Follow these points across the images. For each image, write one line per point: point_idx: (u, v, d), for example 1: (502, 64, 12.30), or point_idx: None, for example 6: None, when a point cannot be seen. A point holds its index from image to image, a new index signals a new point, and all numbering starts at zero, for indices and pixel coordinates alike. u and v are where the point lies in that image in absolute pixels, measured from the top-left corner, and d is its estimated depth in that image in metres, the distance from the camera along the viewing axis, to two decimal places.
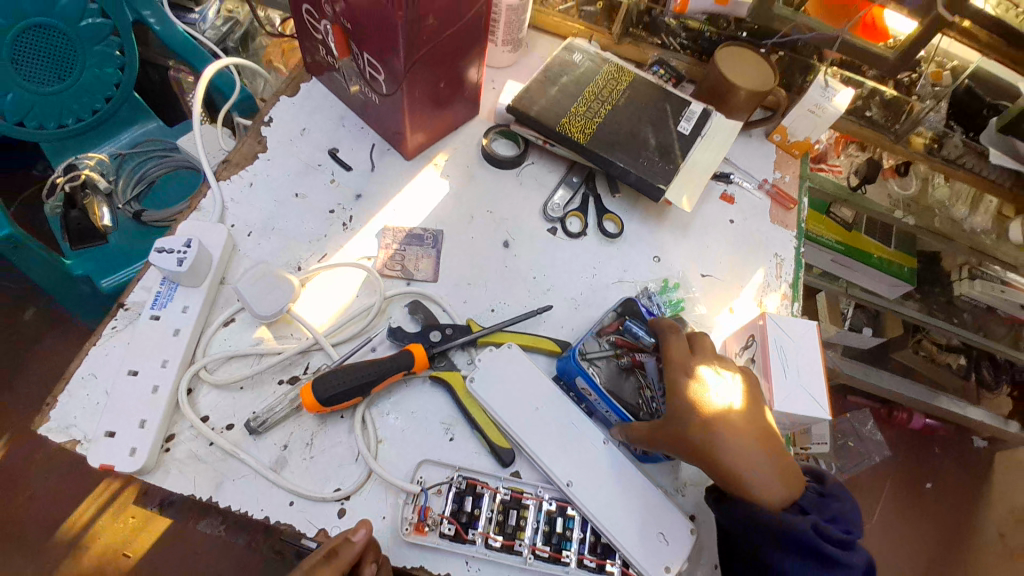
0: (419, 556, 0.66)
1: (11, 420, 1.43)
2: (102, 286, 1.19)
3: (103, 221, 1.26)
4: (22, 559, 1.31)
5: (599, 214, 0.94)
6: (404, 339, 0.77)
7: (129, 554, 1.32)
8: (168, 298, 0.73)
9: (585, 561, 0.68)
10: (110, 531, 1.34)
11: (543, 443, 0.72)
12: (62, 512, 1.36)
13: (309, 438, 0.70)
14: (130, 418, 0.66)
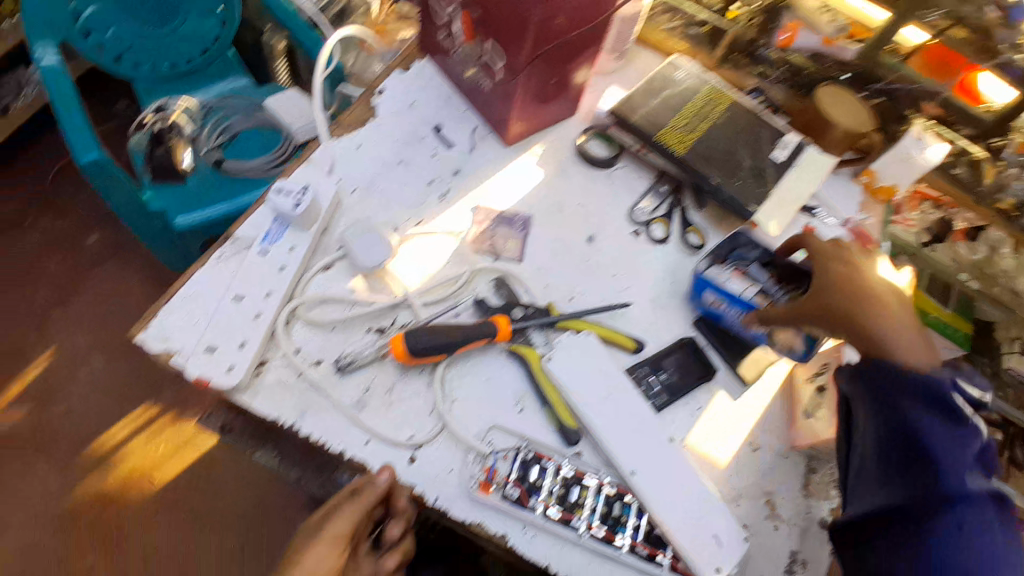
0: (480, 514, 0.70)
1: (65, 335, 1.50)
2: (176, 223, 1.22)
3: (184, 163, 1.30)
4: (52, 469, 1.36)
5: (683, 225, 0.95)
6: (488, 310, 0.81)
7: (152, 481, 1.36)
8: (279, 235, 0.79)
9: (637, 548, 0.70)
10: (140, 456, 1.38)
11: (610, 429, 0.75)
12: (95, 430, 1.40)
13: (390, 386, 0.74)
14: (232, 336, 0.71)
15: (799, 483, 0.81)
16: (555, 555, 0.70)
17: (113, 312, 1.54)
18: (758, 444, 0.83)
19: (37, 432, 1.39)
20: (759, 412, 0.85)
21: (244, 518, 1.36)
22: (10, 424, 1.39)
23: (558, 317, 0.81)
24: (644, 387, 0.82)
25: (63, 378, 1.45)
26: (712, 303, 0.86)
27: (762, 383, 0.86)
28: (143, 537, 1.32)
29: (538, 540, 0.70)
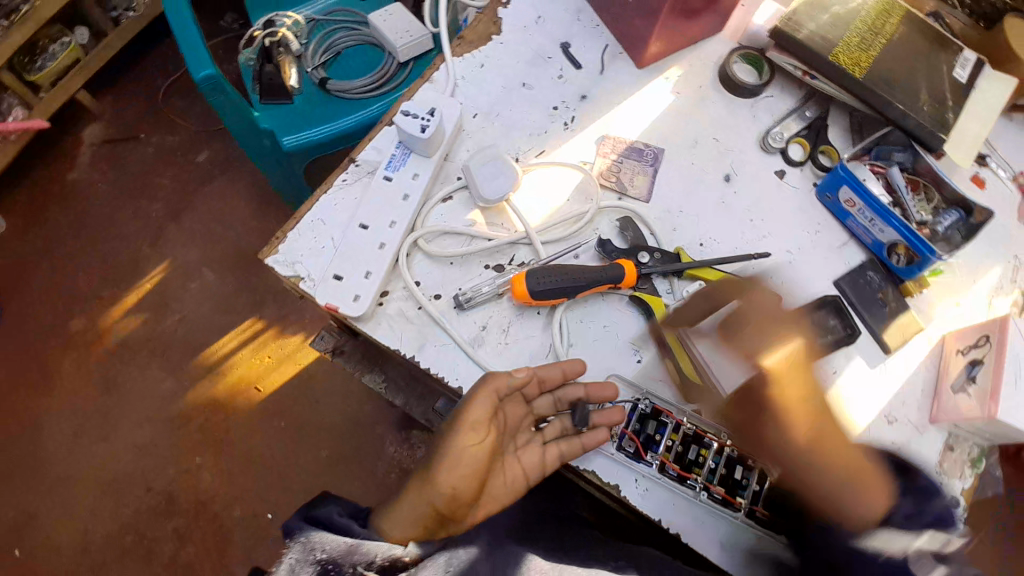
0: (594, 462, 0.69)
1: (179, 249, 1.58)
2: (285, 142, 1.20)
3: (292, 81, 1.30)
4: (170, 371, 1.47)
5: (815, 146, 0.86)
6: (612, 253, 0.76)
7: (258, 389, 1.46)
8: (401, 164, 0.76)
9: (756, 512, 0.68)
10: (247, 365, 1.48)
11: (737, 388, 0.70)
12: (208, 338, 1.50)
13: (508, 325, 0.72)
14: (357, 267, 0.71)
15: (933, 459, 0.73)
16: (669, 511, 0.68)
17: (220, 229, 1.61)
18: (895, 417, 0.75)
19: (157, 337, 1.50)
20: (899, 382, 0.76)
21: (333, 428, 1.44)
22: (133, 327, 1.51)
23: (690, 266, 0.75)
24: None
25: (176, 289, 1.55)
26: (844, 202, 0.80)
27: (906, 350, 0.78)
28: (245, 441, 1.42)
29: (652, 494, 0.68)
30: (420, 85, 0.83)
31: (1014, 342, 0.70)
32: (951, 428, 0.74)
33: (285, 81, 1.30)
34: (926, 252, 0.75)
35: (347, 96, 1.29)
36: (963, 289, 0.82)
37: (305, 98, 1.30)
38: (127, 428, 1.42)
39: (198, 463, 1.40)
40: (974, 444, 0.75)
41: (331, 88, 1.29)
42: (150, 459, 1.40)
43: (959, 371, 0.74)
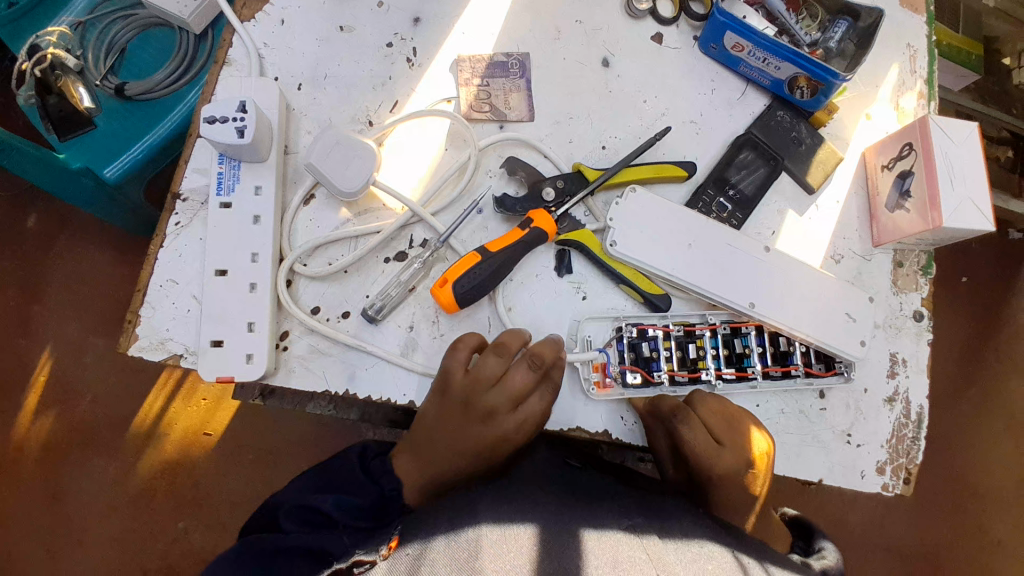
0: (597, 412, 0.64)
1: (34, 330, 1.21)
2: (105, 176, 0.93)
3: (85, 103, 0.96)
4: (104, 457, 1.16)
5: None
6: (513, 207, 0.65)
7: (210, 433, 1.18)
8: (234, 180, 0.62)
9: (770, 372, 0.66)
10: (186, 418, 1.19)
11: (702, 277, 0.65)
12: (129, 408, 1.18)
13: (434, 316, 0.63)
14: (236, 320, 0.59)
15: (887, 281, 0.75)
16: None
17: (76, 278, 1.24)
18: (841, 254, 0.75)
19: (66, 435, 1.17)
20: (837, 217, 0.76)
21: (304, 442, 1.19)
22: (53, 428, 1.17)
23: (599, 180, 0.67)
24: (715, 213, 0.71)
25: (62, 367, 1.20)
26: (732, 48, 0.74)
27: (831, 184, 0.77)
28: (221, 492, 1.16)
29: None
30: (217, 73, 0.66)
31: (936, 144, 0.70)
32: (895, 246, 0.76)
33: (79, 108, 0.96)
34: (829, 77, 0.69)
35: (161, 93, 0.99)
36: (870, 101, 0.82)
37: (112, 118, 0.98)
38: (94, 527, 1.14)
39: (185, 529, 1.14)
40: (919, 251, 0.77)
41: (135, 96, 0.99)
42: (128, 561, 1.13)
43: (890, 189, 0.74)
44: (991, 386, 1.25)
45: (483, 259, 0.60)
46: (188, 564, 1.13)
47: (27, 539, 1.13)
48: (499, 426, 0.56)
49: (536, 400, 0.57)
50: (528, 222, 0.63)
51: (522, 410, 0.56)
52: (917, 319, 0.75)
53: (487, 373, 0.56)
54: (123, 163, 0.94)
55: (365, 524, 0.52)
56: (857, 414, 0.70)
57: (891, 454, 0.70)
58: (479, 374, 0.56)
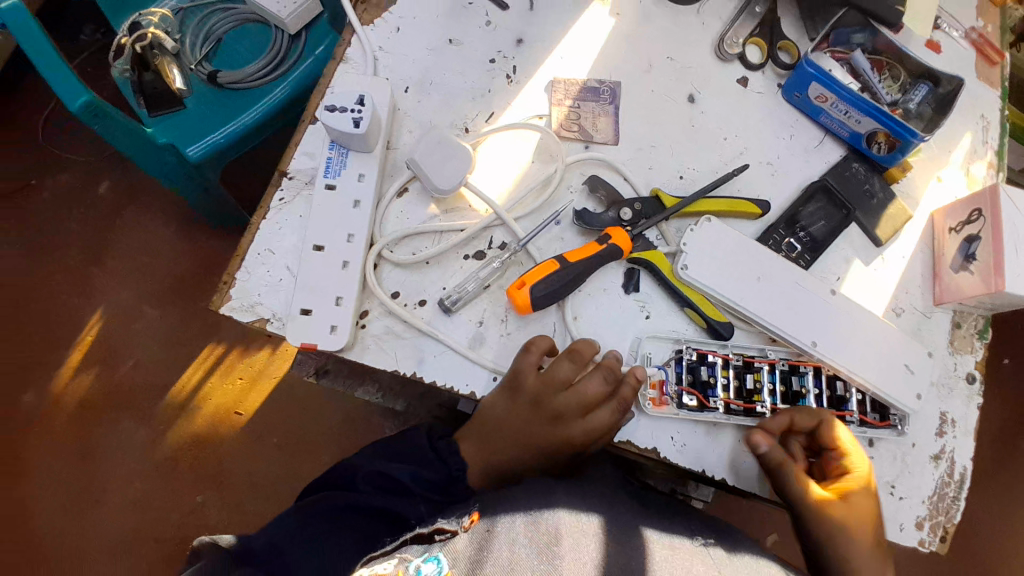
0: (650, 428, 0.66)
1: (101, 288, 1.28)
2: (189, 154, 1.00)
3: (177, 84, 1.03)
4: (137, 421, 1.21)
5: (771, 44, 0.80)
6: (592, 221, 0.69)
7: (242, 412, 1.22)
8: (340, 166, 0.67)
9: None
10: (220, 394, 1.23)
11: (766, 312, 0.68)
12: (170, 376, 1.23)
13: (504, 315, 0.67)
14: (325, 293, 0.63)
15: (944, 340, 0.76)
16: (735, 447, 0.67)
17: (145, 245, 1.31)
18: (902, 308, 0.76)
19: (108, 394, 1.22)
20: (900, 272, 0.77)
21: (338, 430, 1.22)
22: (95, 385, 1.22)
23: (675, 207, 0.70)
24: (783, 252, 0.74)
25: (116, 329, 1.26)
26: (816, 98, 0.77)
27: (897, 240, 0.78)
28: (243, 473, 1.19)
29: (715, 437, 0.67)
30: (334, 68, 0.72)
31: (1006, 212, 0.71)
32: (955, 307, 0.76)
33: (171, 87, 1.02)
34: (907, 135, 0.72)
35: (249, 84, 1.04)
36: (941, 164, 0.83)
37: (201, 101, 1.04)
38: (118, 489, 1.17)
39: (202, 502, 1.17)
40: (977, 315, 0.78)
41: (224, 84, 1.04)
42: (145, 527, 1.15)
43: (955, 251, 0.75)
44: (1022, 469, 1.22)
45: (561, 267, 0.64)
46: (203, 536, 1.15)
47: (55, 491, 1.16)
48: (564, 428, 0.62)
49: (601, 411, 0.62)
50: (606, 238, 0.67)
51: (588, 418, 0.62)
52: (968, 381, 0.75)
53: (559, 377, 0.62)
54: (208, 143, 1.00)
55: (437, 496, 0.61)
56: (902, 467, 0.71)
57: (932, 510, 0.70)
58: (552, 377, 0.62)
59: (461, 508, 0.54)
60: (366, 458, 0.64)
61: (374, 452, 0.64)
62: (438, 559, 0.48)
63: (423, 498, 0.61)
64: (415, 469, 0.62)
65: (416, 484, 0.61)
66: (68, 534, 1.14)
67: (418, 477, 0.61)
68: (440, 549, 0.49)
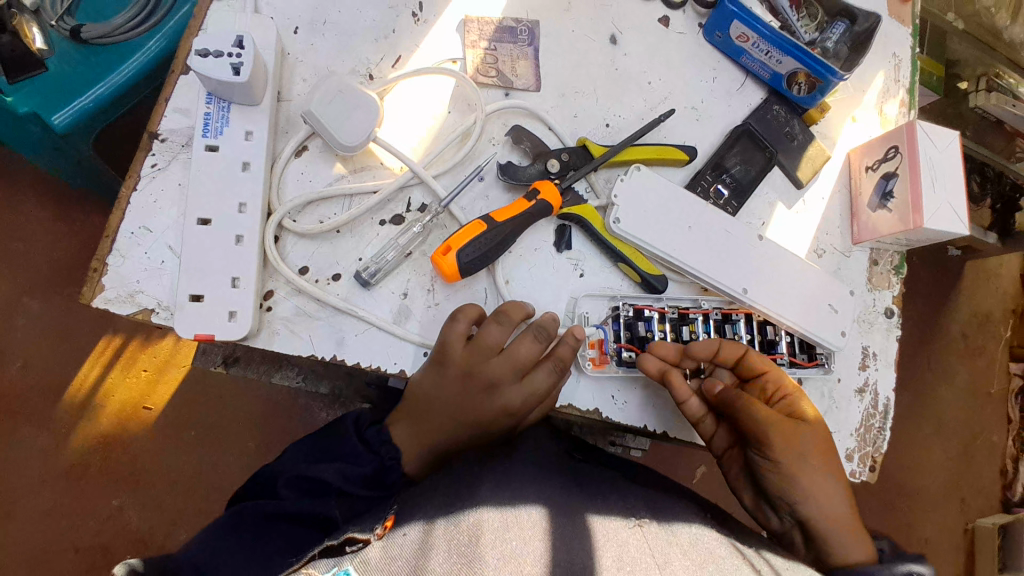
0: (589, 390, 0.63)
1: None
2: (56, 123, 0.77)
3: (37, 44, 0.75)
4: (28, 426, 1.04)
5: None
6: (517, 176, 0.63)
7: (150, 407, 1.07)
8: (223, 123, 0.57)
9: None
10: (124, 389, 1.07)
11: (697, 259, 0.65)
12: (62, 375, 1.06)
13: (431, 284, 0.61)
14: (219, 274, 0.54)
15: (863, 277, 0.77)
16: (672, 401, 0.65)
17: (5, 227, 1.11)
18: (823, 249, 0.77)
19: None
20: (821, 213, 0.77)
21: (260, 417, 1.10)
22: None
23: (605, 156, 0.66)
24: (711, 199, 0.72)
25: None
26: (737, 38, 0.73)
27: (818, 180, 0.78)
28: (161, 471, 1.06)
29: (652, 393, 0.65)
30: (205, 7, 0.61)
31: (921, 148, 0.71)
32: (873, 244, 0.77)
33: (29, 50, 0.75)
34: (827, 74, 0.70)
35: (121, 37, 0.79)
36: (857, 104, 0.82)
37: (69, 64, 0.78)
38: (23, 500, 1.02)
39: (120, 506, 1.04)
40: (893, 251, 0.78)
41: (91, 40, 0.78)
42: (56, 542, 1.01)
43: (874, 189, 0.75)
44: (927, 394, 1.31)
45: (490, 227, 0.59)
46: (123, 545, 1.02)
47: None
48: (503, 396, 0.57)
49: (541, 372, 0.58)
50: (535, 193, 0.62)
51: (528, 383, 0.58)
52: (887, 315, 0.77)
53: (491, 343, 0.57)
54: (78, 110, 0.78)
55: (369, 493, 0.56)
56: (830, 402, 0.72)
57: (860, 442, 0.72)
58: (482, 343, 0.57)
59: (375, 509, 0.53)
60: (293, 460, 0.58)
61: (299, 452, 0.59)
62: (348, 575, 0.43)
63: (350, 496, 0.55)
64: (343, 465, 0.56)
65: (347, 483, 0.55)
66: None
67: (347, 474, 0.55)
68: (351, 561, 0.45)
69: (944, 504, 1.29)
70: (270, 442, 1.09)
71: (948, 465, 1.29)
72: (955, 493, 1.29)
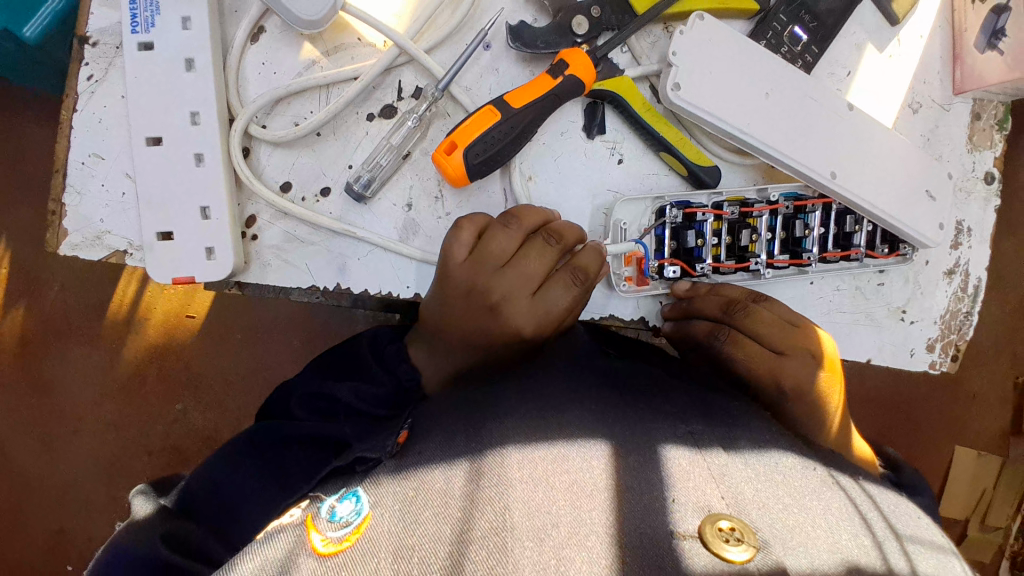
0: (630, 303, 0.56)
1: None
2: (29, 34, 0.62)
3: None
4: (69, 352, 0.89)
5: None
6: (532, 42, 0.50)
7: (194, 316, 0.89)
8: (152, 11, 0.45)
9: (829, 257, 0.57)
10: (167, 299, 0.89)
11: (773, 134, 0.52)
12: (96, 285, 0.89)
13: (437, 190, 0.51)
14: (182, 202, 0.46)
15: (963, 136, 0.63)
16: None
17: None
18: (920, 102, 0.62)
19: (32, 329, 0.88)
20: (918, 54, 0.62)
21: (295, 324, 0.89)
22: (20, 324, 0.88)
23: (649, 14, 0.50)
24: (785, 45, 0.56)
25: (12, 243, 0.88)
26: None
27: (917, 11, 0.61)
28: (215, 371, 0.89)
29: None
30: None
31: None
32: (977, 94, 0.62)
33: None
34: None
35: None
36: None
37: None
38: (83, 420, 0.89)
39: (185, 410, 0.89)
40: (999, 101, 0.63)
41: None
42: (128, 447, 0.89)
43: (982, 25, 0.59)
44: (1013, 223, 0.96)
45: (505, 116, 0.46)
46: (195, 446, 0.89)
47: (12, 429, 0.88)
48: (510, 315, 0.47)
49: (558, 287, 0.48)
50: (561, 67, 0.48)
51: (540, 301, 0.48)
52: (987, 182, 0.63)
53: (499, 249, 0.48)
54: (53, 17, 0.64)
55: (382, 412, 0.46)
56: (913, 289, 0.62)
57: (943, 330, 0.62)
58: (489, 249, 0.47)
59: (386, 424, 0.44)
60: (306, 378, 0.50)
61: (317, 368, 0.50)
62: (359, 496, 0.36)
63: (366, 417, 0.46)
64: (356, 384, 0.46)
65: (361, 403, 0.46)
66: (33, 475, 0.88)
67: (361, 393, 0.46)
68: (360, 483, 0.38)
69: (1002, 363, 0.99)
70: (315, 354, 0.89)
71: (1006, 319, 0.97)
72: (1016, 345, 0.98)
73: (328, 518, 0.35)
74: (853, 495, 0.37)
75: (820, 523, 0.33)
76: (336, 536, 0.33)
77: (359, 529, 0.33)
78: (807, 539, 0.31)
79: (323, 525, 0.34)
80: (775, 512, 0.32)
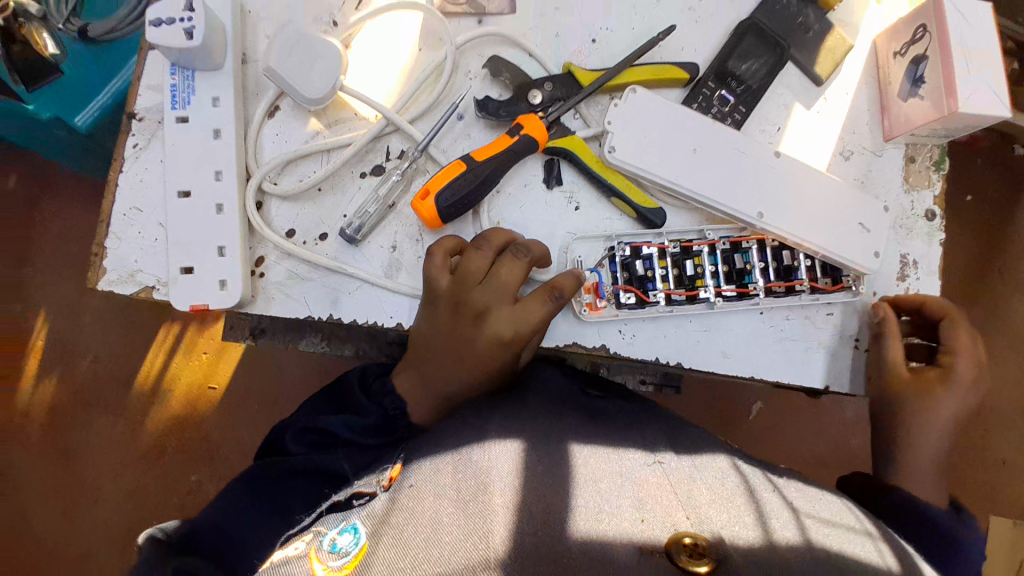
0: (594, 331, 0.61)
1: None
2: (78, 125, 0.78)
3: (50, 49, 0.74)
4: (96, 419, 0.96)
5: None
6: (497, 111, 0.60)
7: (215, 386, 0.97)
8: (188, 92, 0.57)
9: (773, 288, 0.62)
10: (190, 371, 0.98)
11: (707, 184, 0.61)
12: (123, 345, 0.98)
13: (418, 234, 0.60)
14: (204, 245, 0.55)
15: (898, 177, 0.70)
16: (687, 331, 0.61)
17: None
18: (851, 150, 0.70)
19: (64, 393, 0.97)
20: (845, 109, 0.70)
21: (307, 381, 0.97)
22: (54, 396, 0.97)
23: (593, 85, 0.61)
24: (715, 106, 0.65)
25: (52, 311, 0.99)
26: None
27: (842, 72, 0.71)
28: (230, 442, 0.96)
29: (662, 326, 0.61)
30: None
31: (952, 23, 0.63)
32: (908, 139, 0.69)
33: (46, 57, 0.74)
34: None
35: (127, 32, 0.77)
36: None
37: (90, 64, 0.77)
38: (104, 486, 0.95)
39: (199, 480, 0.95)
40: (932, 145, 0.70)
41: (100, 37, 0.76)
42: (144, 515, 0.94)
43: (903, 77, 0.67)
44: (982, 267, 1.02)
45: (470, 167, 0.56)
46: None
47: (38, 494, 0.94)
48: (493, 323, 0.53)
49: (536, 304, 0.54)
50: (518, 129, 0.58)
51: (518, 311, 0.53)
52: (929, 218, 0.69)
53: (476, 268, 0.54)
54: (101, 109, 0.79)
55: (375, 440, 0.51)
56: None
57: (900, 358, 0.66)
58: (468, 269, 0.54)
59: (380, 459, 0.50)
60: (302, 415, 0.56)
61: (312, 408, 0.57)
62: (356, 528, 0.41)
63: (360, 446, 0.51)
64: (347, 417, 0.52)
65: (352, 433, 0.51)
66: (52, 542, 0.94)
67: (350, 424, 0.52)
68: (358, 515, 0.42)
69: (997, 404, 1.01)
70: None
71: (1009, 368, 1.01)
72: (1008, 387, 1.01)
73: (328, 548, 0.40)
74: (794, 498, 0.42)
75: (762, 526, 0.38)
76: (335, 565, 0.38)
77: (356, 559, 0.38)
78: (747, 548, 0.36)
79: (323, 556, 0.39)
80: (737, 532, 0.38)
